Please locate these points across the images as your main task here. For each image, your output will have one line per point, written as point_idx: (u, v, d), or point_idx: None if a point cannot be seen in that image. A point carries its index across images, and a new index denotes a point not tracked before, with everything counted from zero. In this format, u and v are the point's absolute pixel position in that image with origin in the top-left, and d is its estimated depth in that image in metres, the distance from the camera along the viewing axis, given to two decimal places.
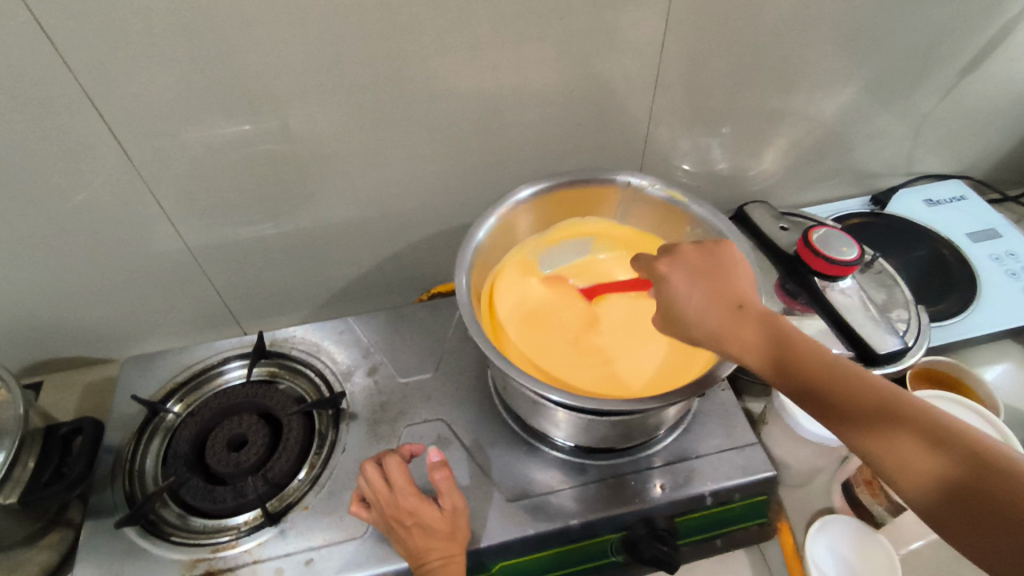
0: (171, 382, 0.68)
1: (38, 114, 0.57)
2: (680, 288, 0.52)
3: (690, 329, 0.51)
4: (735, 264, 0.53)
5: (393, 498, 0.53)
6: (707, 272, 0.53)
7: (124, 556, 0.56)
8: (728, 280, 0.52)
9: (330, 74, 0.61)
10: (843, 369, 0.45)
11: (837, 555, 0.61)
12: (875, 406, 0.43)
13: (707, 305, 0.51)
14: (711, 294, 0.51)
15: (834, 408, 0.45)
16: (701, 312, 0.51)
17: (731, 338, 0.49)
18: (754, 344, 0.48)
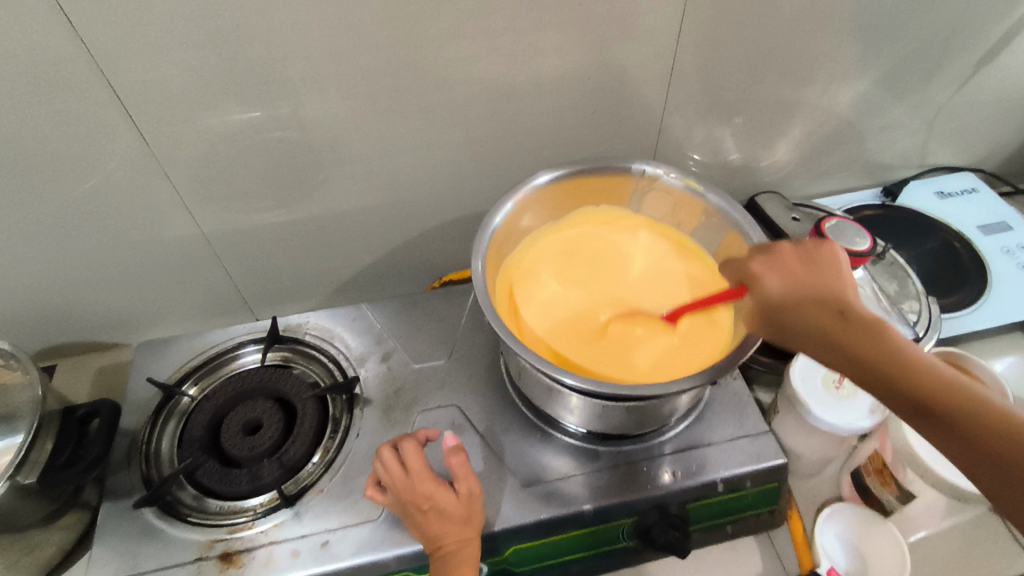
0: (186, 367, 0.69)
1: (56, 98, 0.57)
2: (775, 290, 0.49)
3: (786, 332, 0.47)
4: (838, 267, 0.49)
5: (410, 483, 0.53)
6: (806, 275, 0.49)
7: (141, 537, 0.57)
8: (830, 284, 0.48)
9: (347, 61, 0.61)
10: (944, 372, 0.41)
11: (846, 544, 0.61)
12: (968, 418, 0.39)
13: (804, 307, 0.47)
14: (810, 297, 0.47)
15: (927, 414, 0.40)
16: (799, 314, 0.47)
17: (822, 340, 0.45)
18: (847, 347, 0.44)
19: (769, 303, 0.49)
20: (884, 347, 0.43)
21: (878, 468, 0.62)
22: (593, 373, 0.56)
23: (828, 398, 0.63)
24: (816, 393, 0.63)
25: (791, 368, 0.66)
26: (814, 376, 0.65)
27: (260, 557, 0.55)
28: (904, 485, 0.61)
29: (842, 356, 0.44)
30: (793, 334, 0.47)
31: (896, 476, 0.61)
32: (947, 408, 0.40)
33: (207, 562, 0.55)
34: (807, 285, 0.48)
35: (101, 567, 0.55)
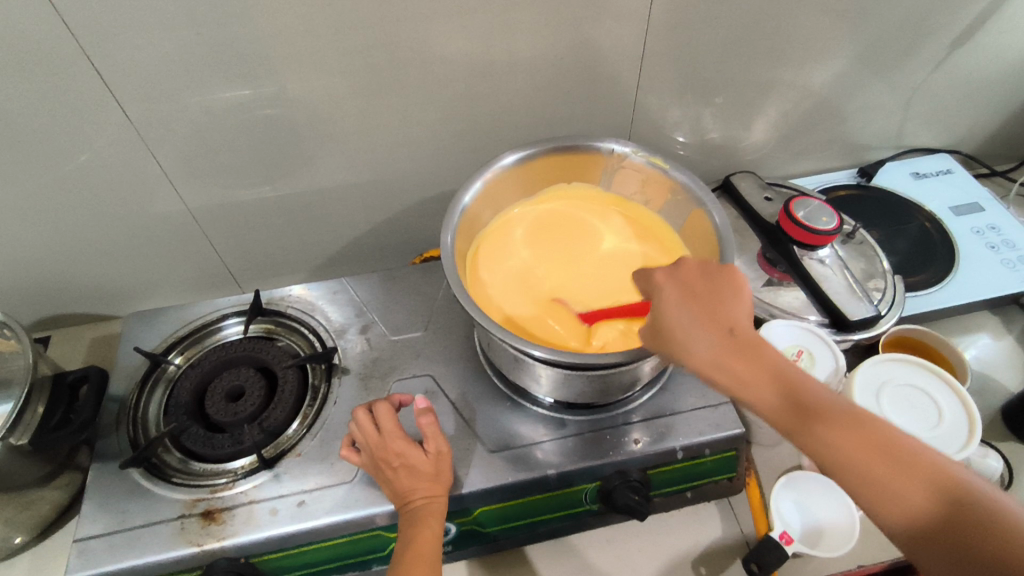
0: (172, 336, 0.71)
1: (41, 74, 0.59)
2: (670, 308, 0.49)
3: (687, 359, 0.47)
4: (729, 287, 0.50)
5: (383, 441, 0.56)
6: (702, 289, 0.50)
7: (129, 495, 0.60)
8: (722, 305, 0.49)
9: (324, 40, 0.62)
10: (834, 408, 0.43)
11: (808, 512, 0.63)
12: (851, 451, 0.42)
13: (696, 322, 0.48)
14: (703, 319, 0.48)
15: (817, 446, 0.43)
16: (695, 338, 0.47)
17: (725, 370, 0.46)
18: (743, 378, 0.46)
19: (668, 324, 0.49)
20: (772, 377, 0.45)
21: None
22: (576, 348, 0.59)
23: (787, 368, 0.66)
24: None
25: None
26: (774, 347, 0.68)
27: (240, 515, 0.58)
28: None
29: (743, 387, 0.45)
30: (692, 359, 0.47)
31: None
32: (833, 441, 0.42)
33: (190, 519, 0.58)
34: (701, 303, 0.49)
35: (91, 523, 0.58)
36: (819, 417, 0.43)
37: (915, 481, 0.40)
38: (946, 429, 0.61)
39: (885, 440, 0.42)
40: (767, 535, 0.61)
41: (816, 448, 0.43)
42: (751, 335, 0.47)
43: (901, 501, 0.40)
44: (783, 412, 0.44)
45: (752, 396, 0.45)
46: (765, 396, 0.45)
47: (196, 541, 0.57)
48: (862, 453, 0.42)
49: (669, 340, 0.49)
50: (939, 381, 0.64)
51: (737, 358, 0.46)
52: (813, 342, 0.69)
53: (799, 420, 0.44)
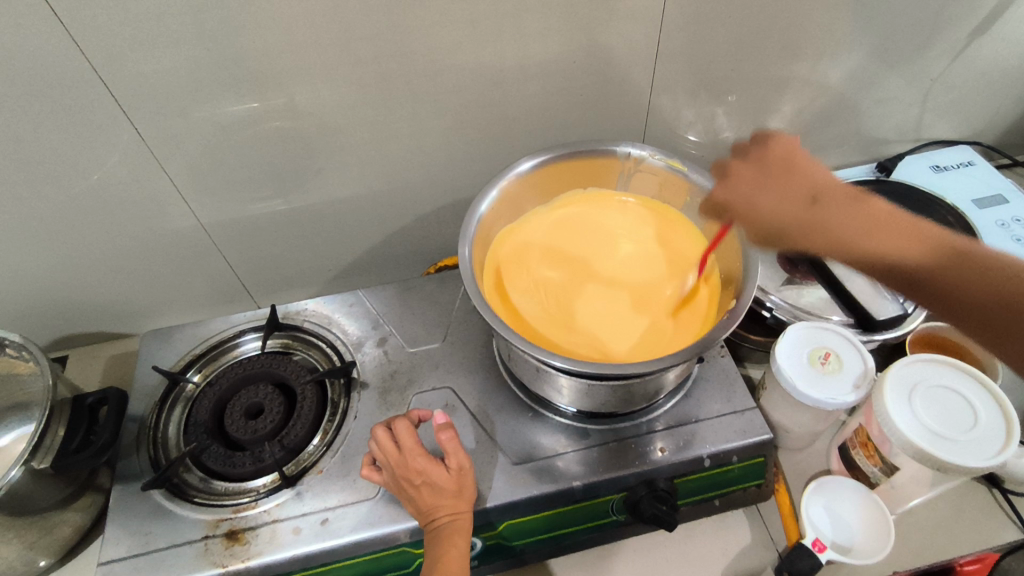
0: (190, 354, 0.71)
1: (52, 94, 0.58)
2: (754, 195, 0.56)
3: (781, 233, 0.54)
4: (796, 155, 0.57)
5: (404, 459, 0.55)
6: (772, 171, 0.57)
7: (151, 517, 0.59)
8: (796, 180, 0.55)
9: (333, 52, 0.62)
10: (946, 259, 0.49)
11: (838, 518, 0.63)
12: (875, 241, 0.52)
13: (770, 203, 0.55)
14: (784, 195, 0.55)
15: (903, 269, 0.51)
16: (777, 210, 0.55)
17: (814, 238, 0.53)
18: (799, 215, 0.54)
19: (731, 189, 0.58)
20: (817, 204, 0.54)
21: (863, 441, 0.63)
22: (601, 359, 0.57)
23: (814, 374, 0.62)
24: (802, 370, 0.63)
25: (778, 346, 0.65)
26: (801, 351, 0.64)
27: (264, 534, 0.57)
28: (887, 458, 0.61)
29: (827, 244, 0.53)
30: (774, 231, 0.54)
31: (879, 449, 0.61)
32: (924, 275, 0.50)
33: (214, 540, 0.57)
34: (782, 182, 0.56)
35: (114, 545, 0.58)
36: (912, 264, 0.50)
37: None
38: (982, 432, 0.55)
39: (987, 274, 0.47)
40: (800, 541, 0.59)
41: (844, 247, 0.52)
42: (836, 190, 0.55)
43: (948, 271, 0.49)
44: (876, 259, 0.52)
45: (804, 244, 0.53)
46: (819, 220, 0.53)
47: (219, 563, 0.56)
48: (970, 279, 0.48)
49: (759, 219, 0.55)
50: (975, 382, 0.59)
51: (838, 227, 0.53)
52: (839, 343, 0.64)
53: (844, 240, 0.52)
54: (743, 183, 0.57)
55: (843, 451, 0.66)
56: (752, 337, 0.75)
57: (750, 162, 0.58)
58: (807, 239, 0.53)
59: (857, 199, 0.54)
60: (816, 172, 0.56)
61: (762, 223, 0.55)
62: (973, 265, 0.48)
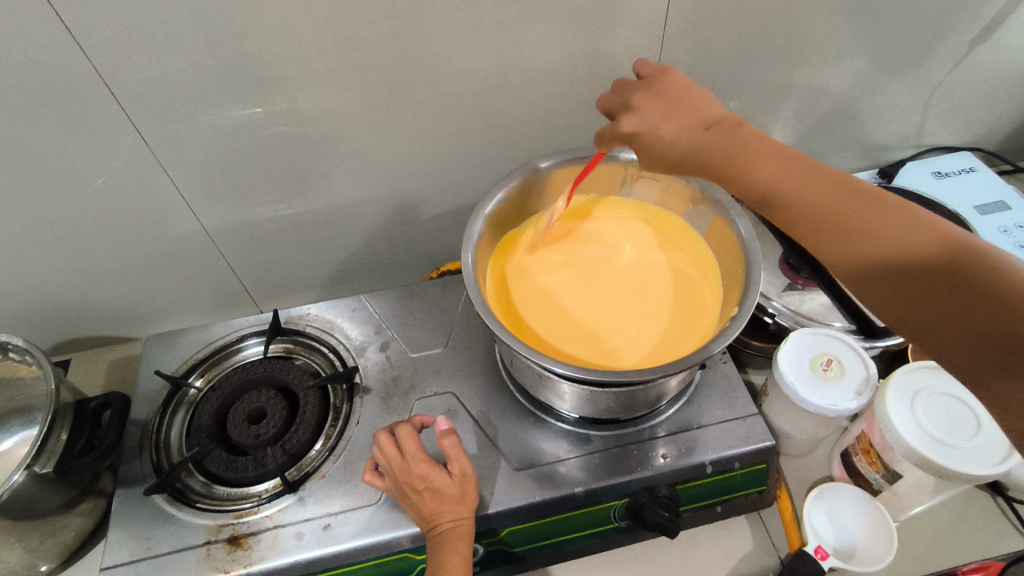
0: (193, 358, 0.71)
1: (58, 100, 0.59)
2: (652, 118, 0.51)
3: (671, 147, 0.50)
4: (688, 88, 0.53)
5: (406, 465, 0.55)
6: (671, 99, 0.52)
7: (153, 522, 0.59)
8: (691, 106, 0.51)
9: (337, 58, 0.62)
10: (818, 195, 0.42)
11: (839, 525, 0.62)
12: (840, 197, 0.42)
13: (656, 116, 0.51)
14: (680, 118, 0.50)
15: (784, 202, 0.44)
16: (673, 131, 0.50)
17: (683, 141, 0.49)
18: (736, 154, 0.46)
19: (676, 124, 0.51)
20: (765, 154, 0.46)
21: (866, 447, 0.63)
22: (601, 367, 0.57)
23: (815, 380, 0.62)
24: (803, 376, 0.63)
25: (779, 352, 0.65)
26: (802, 357, 0.64)
27: (266, 540, 0.57)
28: (889, 465, 0.61)
29: (714, 165, 0.47)
30: (667, 157, 0.50)
31: (881, 456, 0.61)
32: (795, 203, 0.43)
33: (216, 545, 0.57)
34: (676, 109, 0.51)
35: (116, 550, 0.58)
36: (805, 193, 0.43)
37: (906, 236, 0.39)
38: (983, 440, 0.55)
39: (849, 202, 0.41)
40: (802, 549, 0.59)
41: (768, 200, 0.45)
42: (729, 120, 0.49)
43: (821, 210, 0.42)
44: (758, 192, 0.45)
45: (743, 189, 0.45)
46: (747, 162, 0.45)
47: (222, 568, 0.56)
48: (839, 214, 0.41)
49: (646, 136, 0.51)
50: None
51: (715, 144, 0.47)
52: (841, 350, 0.64)
53: (768, 180, 0.44)
54: (666, 112, 0.51)
55: (846, 458, 0.66)
56: (755, 343, 0.75)
57: (656, 91, 0.53)
58: (692, 163, 0.48)
59: (792, 156, 0.45)
60: (713, 108, 0.51)
61: (650, 140, 0.51)
62: (916, 230, 0.39)
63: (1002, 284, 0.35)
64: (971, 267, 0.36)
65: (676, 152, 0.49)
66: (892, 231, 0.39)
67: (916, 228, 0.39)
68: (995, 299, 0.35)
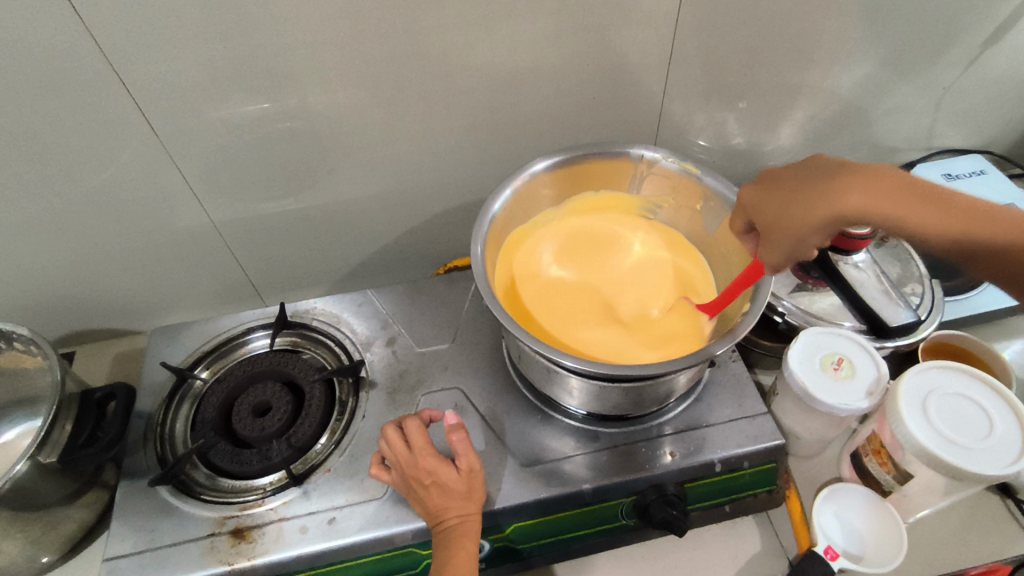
0: (198, 351, 0.71)
1: (70, 91, 0.59)
2: (760, 189, 0.54)
3: (772, 215, 0.52)
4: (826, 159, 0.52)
5: (413, 459, 0.55)
6: (803, 166, 0.53)
7: (157, 514, 0.59)
8: (819, 170, 0.51)
9: (348, 52, 0.62)
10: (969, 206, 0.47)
11: (849, 527, 0.62)
12: (963, 229, 0.46)
13: (792, 180, 0.52)
14: (806, 179, 0.51)
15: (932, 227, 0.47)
16: (785, 193, 0.52)
17: (798, 199, 0.50)
18: (909, 213, 0.47)
19: (833, 200, 0.48)
20: (923, 197, 0.48)
21: (876, 447, 0.62)
22: (611, 362, 0.57)
23: (826, 379, 0.62)
24: (814, 374, 0.62)
25: (788, 351, 0.65)
26: (812, 356, 0.64)
27: (270, 533, 0.57)
28: (900, 465, 0.60)
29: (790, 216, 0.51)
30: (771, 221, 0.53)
31: (892, 455, 0.60)
32: (942, 234, 0.47)
33: (219, 538, 0.57)
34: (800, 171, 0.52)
35: (119, 542, 0.57)
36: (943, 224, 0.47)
37: None
38: (998, 441, 0.55)
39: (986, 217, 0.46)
40: (811, 549, 0.58)
41: (966, 245, 0.46)
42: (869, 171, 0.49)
43: (955, 217, 0.47)
44: (910, 228, 0.48)
45: (936, 242, 0.48)
46: (929, 221, 0.47)
47: (226, 560, 0.56)
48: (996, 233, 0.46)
49: (760, 204, 0.54)
50: (998, 398, 0.58)
51: (856, 203, 0.48)
52: (851, 349, 0.64)
53: (943, 233, 0.47)
54: (801, 199, 0.50)
55: (856, 459, 0.65)
56: (763, 342, 0.75)
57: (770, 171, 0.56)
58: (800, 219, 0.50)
59: (941, 195, 0.48)
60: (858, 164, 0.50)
61: (760, 207, 0.54)
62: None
63: None
64: None
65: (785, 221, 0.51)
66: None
67: None
68: None
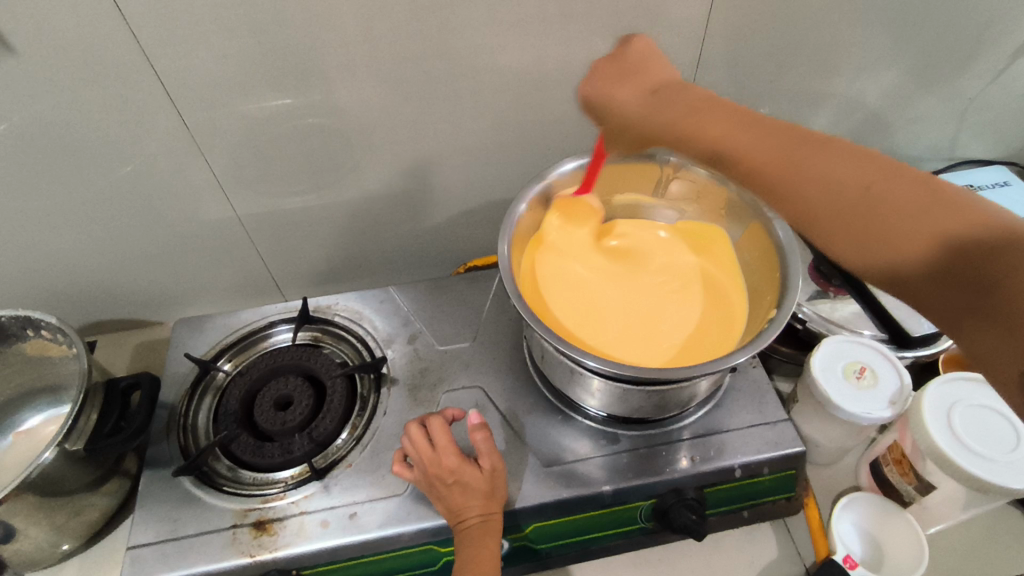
0: (220, 343, 0.71)
1: (105, 82, 0.59)
2: (587, 90, 0.57)
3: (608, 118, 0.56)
4: (641, 61, 0.55)
5: (437, 457, 0.55)
6: (629, 69, 0.55)
7: (179, 504, 0.59)
8: (629, 82, 0.54)
9: (379, 51, 0.62)
10: (743, 131, 0.46)
11: (867, 537, 0.62)
12: (731, 148, 0.46)
13: (605, 91, 0.55)
14: (630, 90, 0.54)
15: (706, 151, 0.47)
16: (619, 96, 0.54)
17: (621, 106, 0.54)
18: (686, 132, 0.49)
19: (643, 126, 0.52)
20: (711, 115, 0.48)
21: (897, 457, 0.62)
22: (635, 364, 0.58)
23: (849, 387, 0.62)
24: (836, 382, 0.62)
25: (811, 357, 0.65)
26: (835, 363, 0.64)
27: (291, 526, 0.57)
28: (922, 476, 0.60)
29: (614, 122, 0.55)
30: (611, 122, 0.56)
31: (914, 466, 0.61)
32: (720, 163, 0.47)
33: (242, 529, 0.57)
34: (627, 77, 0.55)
35: (143, 530, 0.58)
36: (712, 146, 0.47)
37: (831, 193, 0.41)
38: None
39: (753, 142, 0.45)
40: (831, 558, 0.59)
41: (739, 167, 0.46)
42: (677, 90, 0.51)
43: (724, 140, 0.46)
44: (697, 154, 0.48)
45: (699, 155, 0.48)
46: (699, 127, 0.48)
47: (247, 552, 0.56)
48: (762, 166, 0.44)
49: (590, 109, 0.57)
50: None
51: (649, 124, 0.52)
52: (875, 359, 0.64)
53: (713, 147, 0.47)
54: (624, 112, 0.53)
55: (875, 468, 0.66)
56: (783, 349, 0.75)
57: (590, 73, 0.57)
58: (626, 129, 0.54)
59: (728, 113, 0.47)
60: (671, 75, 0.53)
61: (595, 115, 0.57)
62: (927, 199, 0.38)
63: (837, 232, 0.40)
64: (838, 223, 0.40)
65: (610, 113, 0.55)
66: (794, 190, 0.42)
67: (855, 187, 0.40)
68: (865, 235, 0.39)
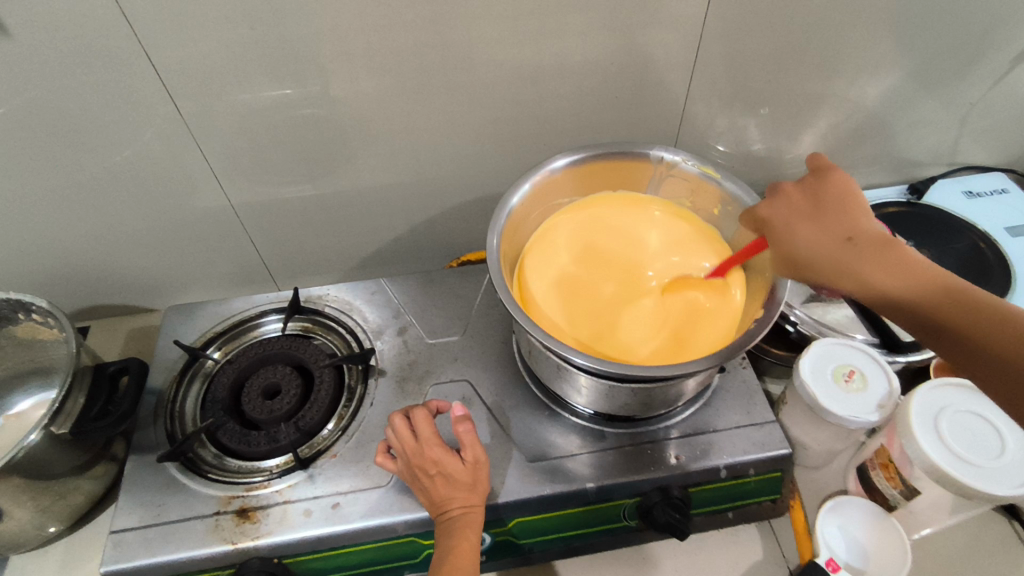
0: (211, 331, 0.71)
1: (98, 64, 0.59)
2: (786, 235, 0.56)
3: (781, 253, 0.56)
4: (842, 197, 0.56)
5: (420, 449, 0.55)
6: (817, 207, 0.57)
7: (164, 489, 0.60)
8: (794, 218, 0.57)
9: (374, 41, 0.62)
10: (930, 277, 0.51)
11: (851, 539, 0.62)
12: (904, 297, 0.51)
13: (792, 221, 0.57)
14: (829, 232, 0.55)
15: (889, 296, 0.52)
16: (812, 245, 0.55)
17: (798, 243, 0.56)
18: (849, 271, 0.53)
19: (802, 254, 0.55)
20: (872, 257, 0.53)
21: (884, 461, 0.62)
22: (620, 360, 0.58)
23: (838, 390, 0.62)
24: (826, 385, 0.62)
25: (801, 360, 0.64)
26: (825, 366, 0.64)
27: (274, 514, 0.57)
28: (908, 481, 0.60)
29: (779, 249, 0.56)
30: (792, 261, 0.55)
31: (900, 471, 0.60)
32: (914, 310, 0.51)
33: (224, 517, 0.57)
34: (815, 218, 0.56)
35: (126, 515, 0.58)
36: (873, 290, 0.52)
37: (997, 329, 0.47)
38: (1011, 459, 0.54)
39: (907, 280, 0.51)
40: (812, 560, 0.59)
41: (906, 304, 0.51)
42: (862, 228, 0.55)
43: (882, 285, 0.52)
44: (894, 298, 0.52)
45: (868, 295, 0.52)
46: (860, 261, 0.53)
47: (228, 539, 0.56)
48: (943, 308, 0.49)
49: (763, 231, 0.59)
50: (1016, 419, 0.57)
51: (818, 245, 0.55)
52: (865, 363, 0.64)
53: (874, 286, 0.52)
54: (781, 232, 0.57)
55: (862, 471, 0.65)
56: (773, 351, 0.75)
57: (783, 203, 0.58)
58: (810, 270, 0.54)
59: (876, 245, 0.53)
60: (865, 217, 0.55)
61: (783, 244, 0.56)
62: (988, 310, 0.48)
63: (1008, 350, 0.47)
64: (979, 339, 0.48)
65: (783, 243, 0.56)
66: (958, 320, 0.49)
67: (975, 316, 0.48)
68: (995, 352, 0.47)
